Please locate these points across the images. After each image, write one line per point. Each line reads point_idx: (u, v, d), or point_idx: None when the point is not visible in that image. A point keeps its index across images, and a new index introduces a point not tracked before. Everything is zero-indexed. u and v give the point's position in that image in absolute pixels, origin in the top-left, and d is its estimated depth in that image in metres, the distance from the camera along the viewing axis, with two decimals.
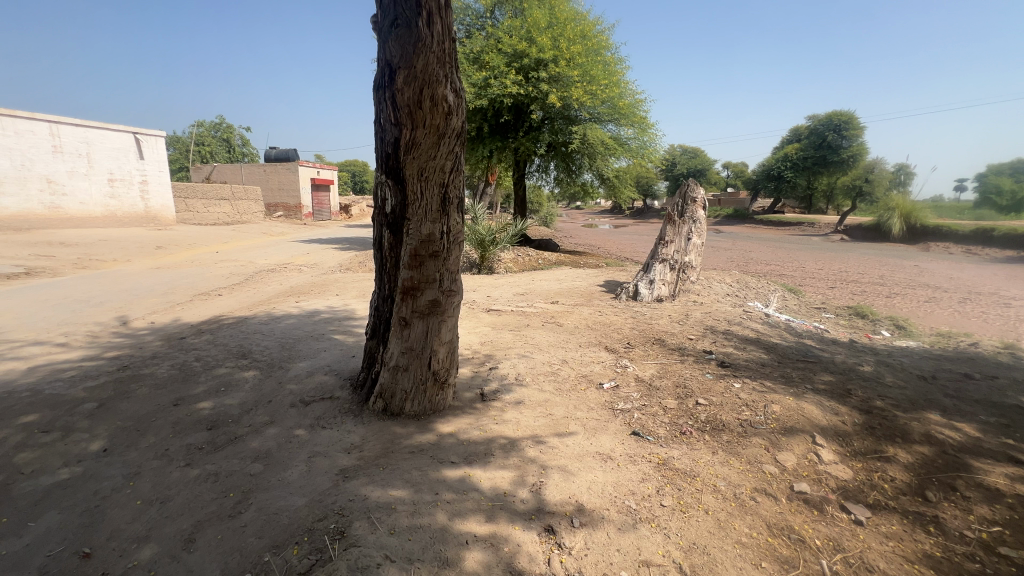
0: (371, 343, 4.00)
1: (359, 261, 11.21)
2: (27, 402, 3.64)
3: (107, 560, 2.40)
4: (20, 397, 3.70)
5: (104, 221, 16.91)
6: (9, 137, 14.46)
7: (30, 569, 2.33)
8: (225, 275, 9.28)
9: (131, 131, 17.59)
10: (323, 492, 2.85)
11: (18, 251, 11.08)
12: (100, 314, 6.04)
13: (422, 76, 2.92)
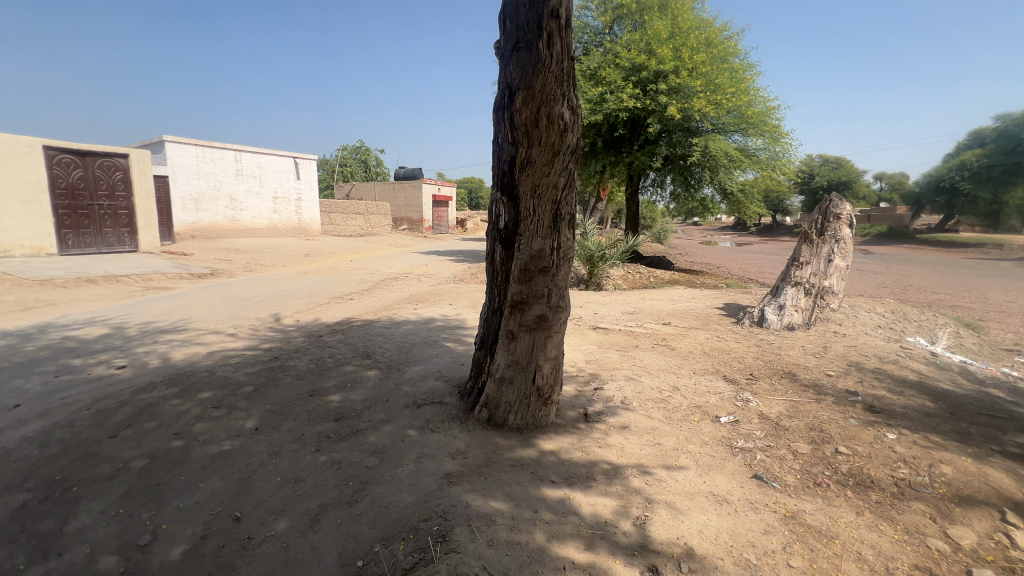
0: (479, 354, 4.12)
1: (471, 273, 11.78)
2: (205, 380, 4.39)
3: (252, 525, 2.76)
4: (201, 375, 4.48)
5: (268, 231, 20.07)
6: (207, 163, 17.91)
7: (197, 524, 2.77)
8: (357, 281, 10.40)
9: (292, 156, 20.65)
10: (429, 494, 2.98)
11: (208, 255, 13.62)
12: (260, 310, 7.14)
13: (540, 95, 2.98)
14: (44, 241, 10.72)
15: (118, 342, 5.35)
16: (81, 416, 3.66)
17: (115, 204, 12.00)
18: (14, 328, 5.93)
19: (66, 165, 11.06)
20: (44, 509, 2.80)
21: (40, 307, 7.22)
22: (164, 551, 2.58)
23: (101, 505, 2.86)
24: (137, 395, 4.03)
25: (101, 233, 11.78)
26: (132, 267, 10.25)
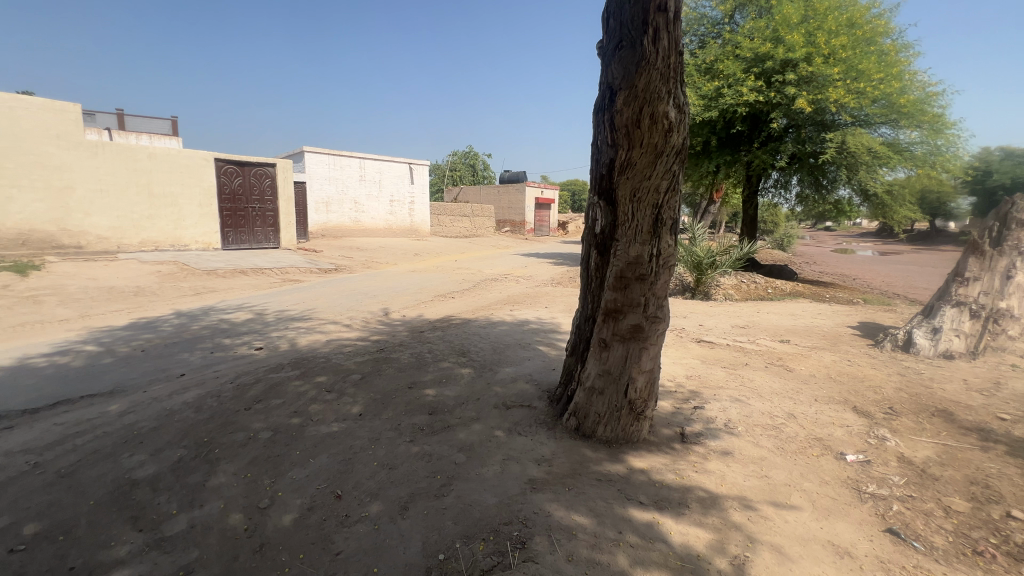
0: (571, 360, 4.02)
1: (570, 276, 11.68)
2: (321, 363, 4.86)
3: (351, 505, 2.70)
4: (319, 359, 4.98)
5: (385, 232, 21.93)
6: (337, 170, 20.07)
7: (305, 495, 2.74)
8: (459, 280, 10.88)
9: (408, 162, 22.28)
10: (515, 500, 2.85)
11: (335, 252, 15.25)
12: (373, 305, 7.79)
13: (643, 95, 2.82)
14: (212, 237, 12.84)
15: (258, 326, 6.16)
16: (226, 388, 3.88)
17: (264, 207, 13.96)
18: (186, 310, 7.14)
19: (230, 174, 13.12)
20: (191, 464, 2.90)
21: (205, 293, 8.61)
22: (276, 517, 2.56)
23: (234, 467, 2.91)
24: (269, 374, 4.27)
25: (253, 232, 13.79)
26: (275, 262, 11.82)
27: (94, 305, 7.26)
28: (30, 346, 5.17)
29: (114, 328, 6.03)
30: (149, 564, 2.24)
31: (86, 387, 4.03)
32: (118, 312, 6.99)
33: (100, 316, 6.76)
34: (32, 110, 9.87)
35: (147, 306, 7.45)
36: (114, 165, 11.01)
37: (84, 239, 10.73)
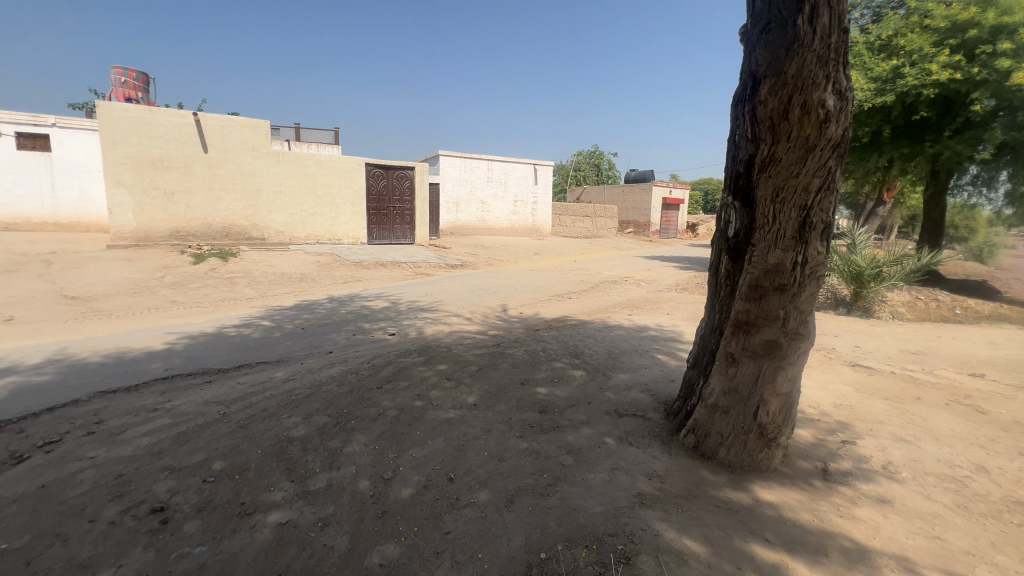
0: (691, 373, 3.70)
1: (696, 282, 10.87)
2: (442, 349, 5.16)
3: (462, 489, 2.71)
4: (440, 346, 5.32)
5: (508, 231, 22.76)
6: (467, 172, 21.35)
7: (423, 473, 2.82)
8: (577, 281, 10.82)
9: (533, 163, 22.79)
10: (624, 514, 2.64)
11: (462, 249, 16.26)
12: (492, 301, 8.11)
13: (794, 81, 2.48)
14: (361, 233, 14.59)
15: (392, 314, 6.83)
16: (362, 366, 4.36)
17: (404, 207, 15.43)
18: (336, 296, 8.20)
19: (376, 176, 14.70)
20: (333, 431, 3.22)
21: (352, 282, 9.81)
22: (397, 489, 2.66)
23: (365, 438, 3.14)
24: (398, 358, 4.62)
25: (393, 228, 15.34)
26: (409, 256, 13.00)
27: (271, 288, 8.72)
28: (226, 318, 6.40)
29: (283, 308, 7.18)
30: (295, 511, 2.47)
31: (261, 355, 4.86)
32: (287, 295, 8.30)
33: (274, 297, 8.09)
34: (236, 127, 12.15)
35: (308, 291, 8.73)
36: (290, 170, 13.10)
37: (267, 232, 12.99)
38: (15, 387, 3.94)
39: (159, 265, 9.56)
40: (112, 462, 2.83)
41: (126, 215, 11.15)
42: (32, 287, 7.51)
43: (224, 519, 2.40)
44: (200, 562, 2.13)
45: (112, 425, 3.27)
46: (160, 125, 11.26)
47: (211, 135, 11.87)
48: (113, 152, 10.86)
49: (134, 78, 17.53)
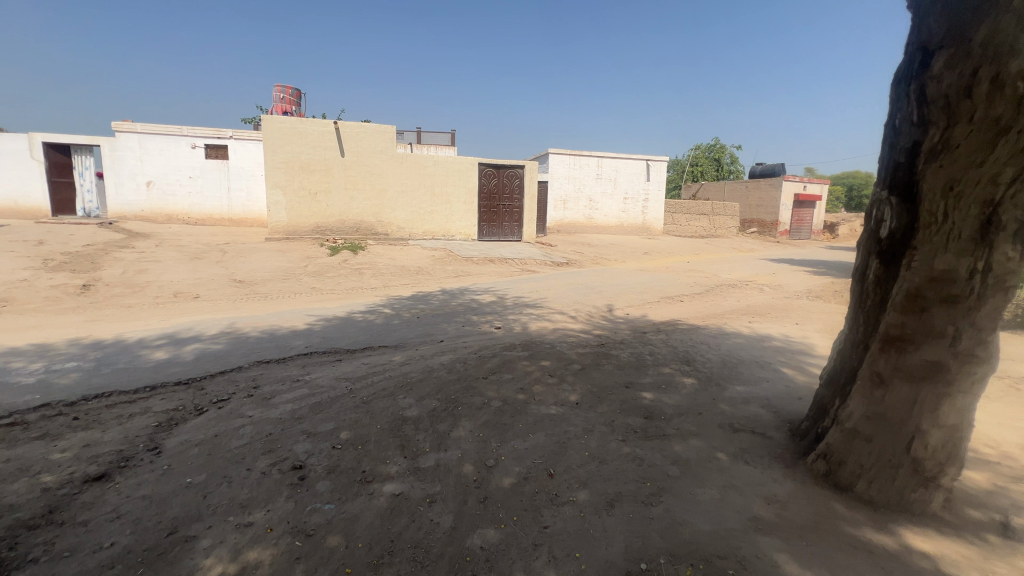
0: (824, 394, 3.24)
1: (834, 290, 9.53)
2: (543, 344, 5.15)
3: (561, 486, 2.69)
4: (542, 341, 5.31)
5: (616, 229, 22.17)
6: (576, 170, 21.22)
7: (523, 465, 2.86)
8: (689, 283, 10.16)
9: (645, 158, 21.89)
10: (736, 539, 2.37)
11: (567, 247, 16.20)
12: (597, 299, 7.94)
13: (981, 48, 2.12)
14: (471, 230, 15.28)
15: (499, 308, 7.05)
16: (470, 357, 4.57)
17: (512, 205, 15.82)
18: (448, 289, 8.70)
19: (488, 176, 15.26)
20: (442, 415, 3.42)
21: (462, 276, 10.34)
22: (498, 478, 2.74)
23: (471, 425, 3.29)
24: (503, 351, 4.76)
25: (502, 226, 15.82)
26: (516, 253, 13.31)
27: (392, 279, 9.55)
28: (354, 305, 7.15)
29: (402, 298, 7.81)
30: (407, 485, 2.68)
31: (382, 340, 5.34)
32: (406, 286, 9.02)
33: (394, 287, 8.84)
34: (368, 132, 13.45)
35: (424, 283, 9.39)
36: (412, 171, 14.17)
37: (391, 228, 14.22)
38: (199, 352, 4.82)
39: (303, 256, 10.99)
40: (265, 421, 3.33)
41: (280, 213, 12.99)
42: (213, 272, 9.13)
43: (348, 483, 2.68)
44: (329, 518, 2.41)
45: (266, 391, 3.85)
46: (308, 133, 12.91)
47: (348, 141, 13.31)
48: (272, 158, 12.71)
49: (291, 94, 20.35)
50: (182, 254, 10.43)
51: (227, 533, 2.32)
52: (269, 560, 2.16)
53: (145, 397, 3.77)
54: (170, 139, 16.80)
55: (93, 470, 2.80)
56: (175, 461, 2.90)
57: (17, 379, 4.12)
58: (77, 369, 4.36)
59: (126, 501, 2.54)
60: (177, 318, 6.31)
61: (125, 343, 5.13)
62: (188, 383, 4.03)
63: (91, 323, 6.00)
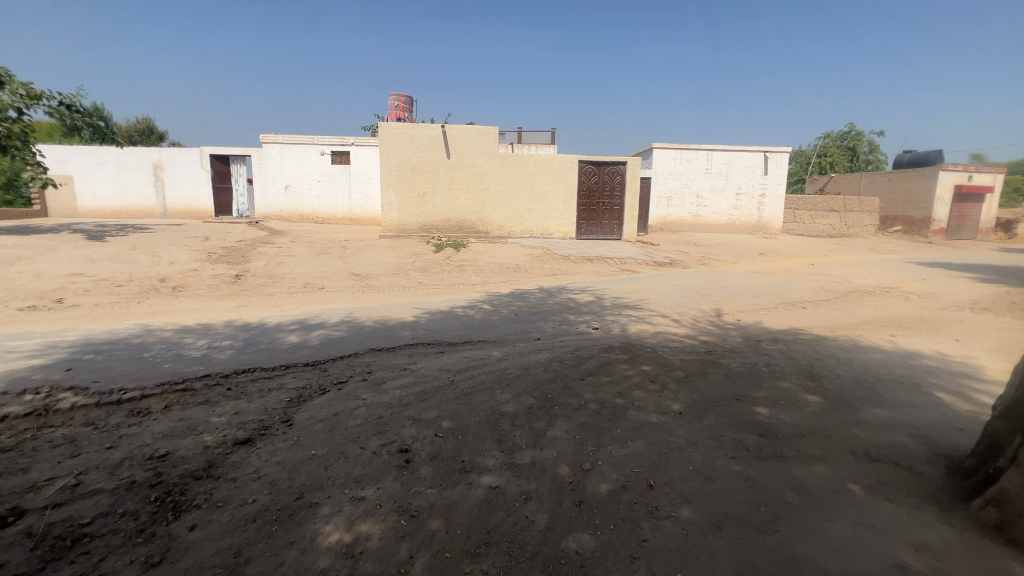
0: (1000, 429, 2.67)
1: (1011, 301, 7.86)
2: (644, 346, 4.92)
3: (662, 499, 2.54)
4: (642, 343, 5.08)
5: (726, 228, 20.59)
6: (683, 164, 20.05)
7: (621, 472, 2.76)
8: (813, 288, 9.07)
9: (763, 150, 20.02)
10: None
11: (670, 246, 15.40)
12: (704, 302, 7.42)
13: None
14: (569, 228, 15.19)
15: (597, 308, 6.91)
16: (567, 356, 4.53)
17: (613, 202, 15.44)
18: (546, 287, 8.74)
19: (589, 173, 15.03)
20: (538, 413, 3.44)
21: (560, 275, 10.31)
22: (595, 483, 2.68)
23: (567, 426, 3.26)
24: (601, 353, 4.65)
25: (602, 224, 15.51)
26: (616, 252, 12.96)
27: (492, 276, 9.84)
28: (456, 300, 7.49)
29: (501, 294, 8.00)
30: (503, 479, 2.73)
31: (480, 335, 5.51)
32: (505, 283, 9.23)
33: (494, 284, 9.10)
34: (472, 134, 13.97)
35: (522, 280, 9.54)
36: (513, 171, 14.45)
37: (491, 226, 14.66)
38: (323, 338, 5.40)
39: (412, 253, 11.77)
40: (377, 405, 3.62)
41: (393, 212, 14.05)
42: (336, 266, 10.17)
43: (449, 471, 2.81)
44: (431, 502, 2.55)
45: (377, 376, 4.19)
46: (419, 137, 13.77)
47: (454, 143, 13.96)
48: (388, 162, 13.80)
49: (405, 101, 21.89)
50: (312, 249, 11.77)
51: (343, 503, 2.56)
52: (378, 533, 2.34)
53: (281, 374, 4.31)
54: (304, 148, 19.03)
55: (240, 434, 3.27)
56: (303, 433, 3.27)
57: (187, 352, 4.95)
58: (230, 346, 5.13)
59: (265, 465, 2.92)
60: (307, 306, 7.12)
61: (266, 327, 5.91)
62: (314, 365, 4.53)
63: (241, 308, 7.01)
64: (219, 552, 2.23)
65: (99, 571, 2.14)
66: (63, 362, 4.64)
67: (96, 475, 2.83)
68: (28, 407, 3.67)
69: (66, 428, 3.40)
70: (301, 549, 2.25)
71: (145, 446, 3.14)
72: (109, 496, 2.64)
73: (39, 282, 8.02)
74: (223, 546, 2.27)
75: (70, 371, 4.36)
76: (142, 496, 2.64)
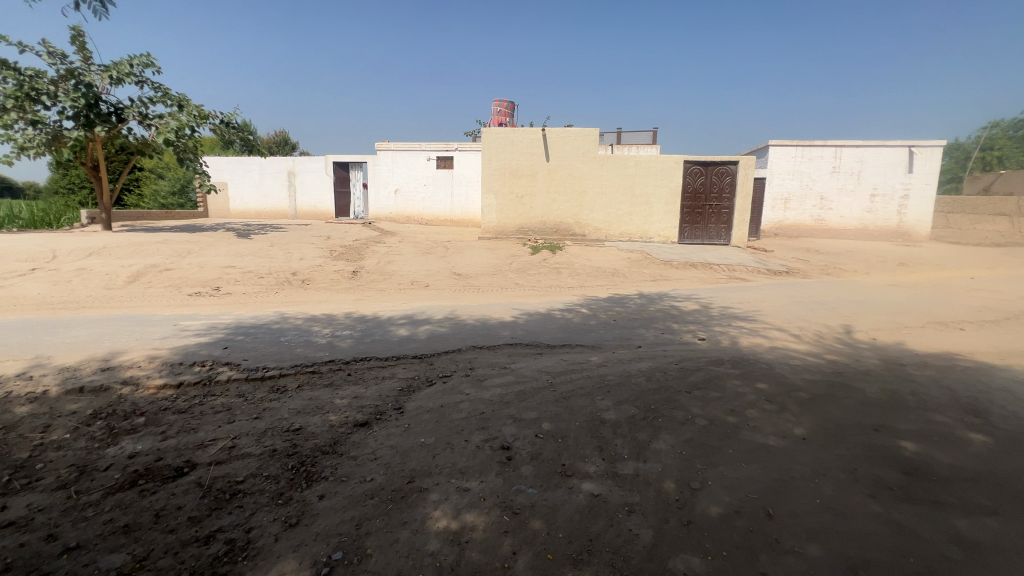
0: None
1: None
2: (758, 361, 4.52)
3: (783, 532, 2.32)
4: (756, 357, 4.67)
5: (856, 233, 18.27)
6: (805, 163, 18.14)
7: (735, 497, 2.56)
8: (973, 306, 7.69)
9: (907, 144, 17.45)
10: None
11: (786, 253, 14.04)
12: (830, 317, 6.63)
13: None
14: (671, 232, 14.51)
15: (703, 318, 6.51)
16: (671, 367, 4.33)
17: (720, 205, 14.47)
18: (646, 293, 8.44)
19: (695, 174, 14.24)
20: (640, 423, 3.32)
21: (660, 280, 9.90)
22: (705, 504, 2.52)
23: (672, 440, 3.11)
24: (709, 365, 4.37)
25: (707, 228, 14.60)
26: (723, 258, 12.12)
27: (588, 280, 9.74)
28: (554, 302, 7.52)
29: (598, 299, 7.89)
30: (605, 487, 2.68)
31: (578, 339, 5.47)
32: (602, 287, 9.08)
33: (591, 288, 9.00)
34: (572, 136, 13.95)
35: (620, 285, 9.32)
36: (612, 172, 14.16)
37: (588, 229, 14.51)
38: (429, 333, 5.74)
39: (509, 254, 12.06)
40: (479, 400, 3.75)
41: (492, 215, 14.51)
42: (439, 265, 10.76)
43: (550, 472, 2.82)
44: (532, 502, 2.58)
45: (479, 373, 4.35)
46: (519, 140, 14.07)
47: (553, 145, 14.05)
48: (489, 166, 14.29)
49: (507, 106, 22.50)
50: (417, 249, 12.57)
51: (450, 492, 2.69)
52: (483, 525, 2.42)
53: (393, 365, 4.67)
54: (413, 154, 20.40)
55: (359, 417, 3.59)
56: (413, 421, 3.50)
57: (315, 339, 5.56)
58: (349, 336, 5.66)
59: (381, 447, 3.17)
60: (414, 302, 7.63)
61: (379, 319, 6.44)
62: (421, 358, 4.83)
63: (358, 301, 7.71)
64: (344, 522, 2.47)
65: (250, 523, 2.48)
66: (221, 340, 5.47)
67: (246, 441, 3.29)
68: (197, 376, 4.38)
69: (224, 398, 4.00)
70: (413, 530, 2.41)
71: (284, 420, 3.59)
72: (257, 460, 3.06)
73: (203, 272, 9.55)
74: (347, 517, 2.50)
75: (227, 349, 5.14)
76: (282, 463, 3.01)
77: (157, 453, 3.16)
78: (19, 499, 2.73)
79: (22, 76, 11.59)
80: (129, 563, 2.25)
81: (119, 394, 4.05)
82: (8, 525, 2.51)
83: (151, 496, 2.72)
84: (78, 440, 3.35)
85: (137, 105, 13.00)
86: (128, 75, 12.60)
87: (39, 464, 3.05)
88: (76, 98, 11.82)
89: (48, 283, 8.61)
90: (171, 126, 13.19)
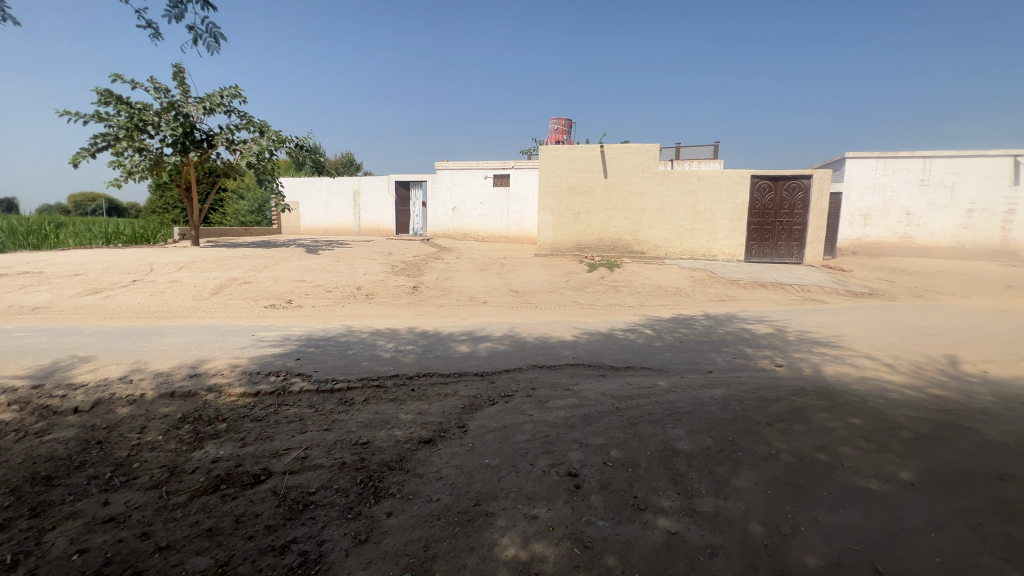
0: None
1: None
2: (848, 392, 4.12)
3: None
4: (844, 387, 4.26)
5: (951, 252, 16.60)
6: (888, 175, 16.76)
7: (834, 546, 2.30)
8: None
9: (1011, 154, 15.78)
10: None
11: (867, 273, 12.99)
12: (929, 345, 5.97)
13: None
14: (736, 250, 13.84)
15: (779, 343, 6.06)
16: (747, 395, 4.03)
17: (791, 222, 13.70)
18: (712, 313, 8.05)
19: (762, 189, 13.56)
20: (717, 456, 3.10)
21: (726, 301, 9.42)
22: (799, 553, 2.27)
23: (755, 477, 2.87)
24: (790, 395, 4.02)
25: (776, 246, 13.81)
26: (795, 278, 11.37)
27: (649, 299, 9.45)
28: (615, 322, 7.32)
29: (662, 319, 7.58)
30: (683, 525, 2.50)
31: (643, 361, 5.26)
32: (665, 307, 8.74)
33: (653, 307, 8.70)
34: (631, 152, 13.73)
35: (683, 305, 8.95)
36: (674, 189, 13.76)
37: (647, 246, 14.14)
38: (490, 350, 5.74)
39: (565, 271, 11.99)
40: (544, 423, 3.66)
41: (548, 231, 14.50)
42: (496, 281, 10.83)
43: (622, 505, 2.67)
44: (604, 535, 2.44)
45: (542, 394, 4.25)
46: (576, 157, 14.04)
47: (611, 162, 13.89)
48: (546, 183, 14.33)
49: (564, 124, 22.59)
50: (475, 265, 12.76)
51: (518, 519, 2.61)
52: (553, 558, 2.32)
53: (454, 381, 4.70)
54: (471, 172, 20.90)
55: (424, 434, 3.60)
56: (476, 441, 3.46)
57: (380, 353, 5.71)
58: (412, 351, 5.78)
59: (445, 466, 3.15)
60: (473, 319, 7.69)
61: (440, 335, 6.54)
62: (482, 376, 4.82)
63: (419, 316, 7.90)
64: (412, 542, 2.45)
65: (321, 536, 2.52)
66: (294, 352, 5.74)
67: (317, 452, 3.38)
68: (272, 386, 4.60)
69: (296, 408, 4.17)
70: (481, 556, 2.35)
71: (351, 433, 3.66)
72: (327, 471, 3.13)
73: (277, 285, 10.18)
74: (415, 537, 2.49)
75: (299, 360, 5.39)
76: (351, 477, 3.06)
77: (237, 459, 3.32)
78: (118, 495, 2.94)
79: (132, 109, 13.05)
80: (212, 567, 2.34)
81: (204, 400, 4.32)
82: (109, 520, 2.71)
83: (231, 501, 2.84)
84: (169, 442, 3.59)
85: (225, 132, 14.23)
86: (218, 105, 13.87)
87: (136, 463, 3.30)
88: (175, 128, 13.13)
89: (146, 293, 9.51)
90: (253, 150, 14.32)
